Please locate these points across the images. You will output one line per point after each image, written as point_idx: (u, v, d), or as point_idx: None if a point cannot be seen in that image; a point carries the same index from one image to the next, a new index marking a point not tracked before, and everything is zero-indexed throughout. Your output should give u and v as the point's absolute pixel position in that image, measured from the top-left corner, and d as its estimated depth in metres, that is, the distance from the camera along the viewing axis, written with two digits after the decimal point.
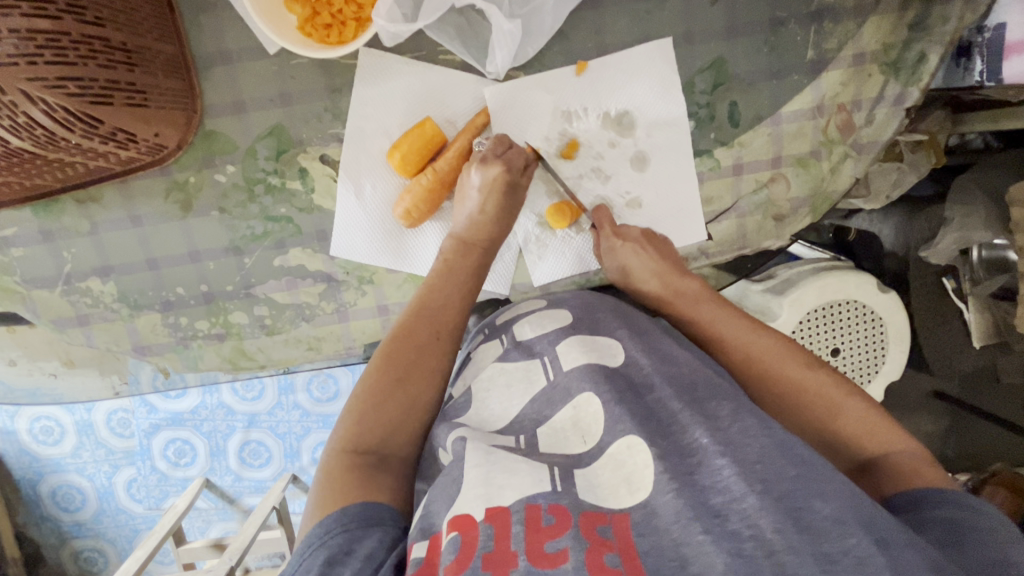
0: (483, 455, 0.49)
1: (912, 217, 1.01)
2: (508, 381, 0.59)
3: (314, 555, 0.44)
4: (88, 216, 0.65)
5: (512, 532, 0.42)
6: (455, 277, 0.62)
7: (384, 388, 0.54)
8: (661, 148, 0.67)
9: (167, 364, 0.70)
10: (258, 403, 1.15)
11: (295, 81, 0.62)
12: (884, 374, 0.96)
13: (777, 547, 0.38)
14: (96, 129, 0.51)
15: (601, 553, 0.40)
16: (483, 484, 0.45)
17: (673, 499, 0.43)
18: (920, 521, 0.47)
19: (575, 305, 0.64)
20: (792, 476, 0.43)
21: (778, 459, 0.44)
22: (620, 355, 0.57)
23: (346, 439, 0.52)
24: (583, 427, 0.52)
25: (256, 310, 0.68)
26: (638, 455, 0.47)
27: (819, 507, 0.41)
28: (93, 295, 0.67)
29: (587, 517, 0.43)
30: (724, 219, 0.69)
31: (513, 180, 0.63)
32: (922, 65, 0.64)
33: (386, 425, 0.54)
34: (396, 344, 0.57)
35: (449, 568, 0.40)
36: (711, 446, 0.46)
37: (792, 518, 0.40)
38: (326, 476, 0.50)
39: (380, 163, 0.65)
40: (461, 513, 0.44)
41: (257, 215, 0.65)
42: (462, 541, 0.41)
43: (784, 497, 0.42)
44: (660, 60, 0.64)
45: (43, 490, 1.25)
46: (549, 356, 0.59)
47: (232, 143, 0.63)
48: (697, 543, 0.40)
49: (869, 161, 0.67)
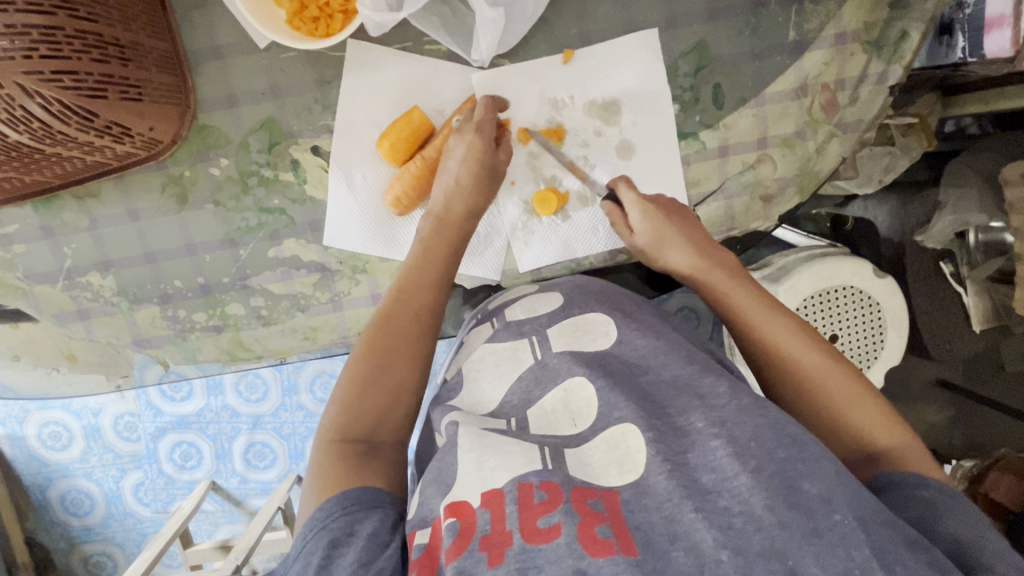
0: (476, 439, 0.48)
1: (907, 202, 1.00)
2: (497, 361, 0.60)
3: (317, 537, 0.44)
4: (86, 212, 0.66)
5: (506, 512, 0.42)
6: (434, 258, 0.62)
7: (369, 374, 0.54)
8: (647, 133, 0.67)
9: (166, 356, 0.71)
10: (262, 404, 1.17)
11: (284, 74, 0.64)
12: (883, 360, 0.95)
13: (767, 523, 0.39)
14: (92, 123, 0.53)
15: (592, 526, 0.40)
16: (477, 469, 0.45)
17: (664, 480, 0.43)
18: (899, 502, 0.47)
19: (568, 289, 0.65)
20: (781, 458, 0.43)
21: (772, 435, 0.44)
22: (611, 333, 0.58)
23: (334, 428, 0.52)
24: (574, 410, 0.52)
25: (252, 301, 0.69)
26: (632, 441, 0.47)
27: (808, 487, 0.41)
28: (93, 289, 0.68)
29: (578, 492, 0.44)
30: (711, 201, 0.70)
31: (489, 148, 0.64)
32: (904, 42, 0.64)
33: (373, 409, 0.53)
34: (377, 331, 0.57)
35: (449, 552, 0.41)
36: (706, 429, 0.46)
37: (783, 494, 0.41)
38: (319, 467, 0.49)
39: (370, 152, 0.66)
40: (459, 499, 0.44)
41: (251, 208, 0.67)
42: (461, 527, 0.42)
43: (776, 475, 0.42)
44: (643, 45, 0.65)
45: (53, 495, 1.27)
46: (538, 337, 0.60)
47: (225, 138, 0.65)
48: (687, 521, 0.41)
49: (855, 140, 0.67)
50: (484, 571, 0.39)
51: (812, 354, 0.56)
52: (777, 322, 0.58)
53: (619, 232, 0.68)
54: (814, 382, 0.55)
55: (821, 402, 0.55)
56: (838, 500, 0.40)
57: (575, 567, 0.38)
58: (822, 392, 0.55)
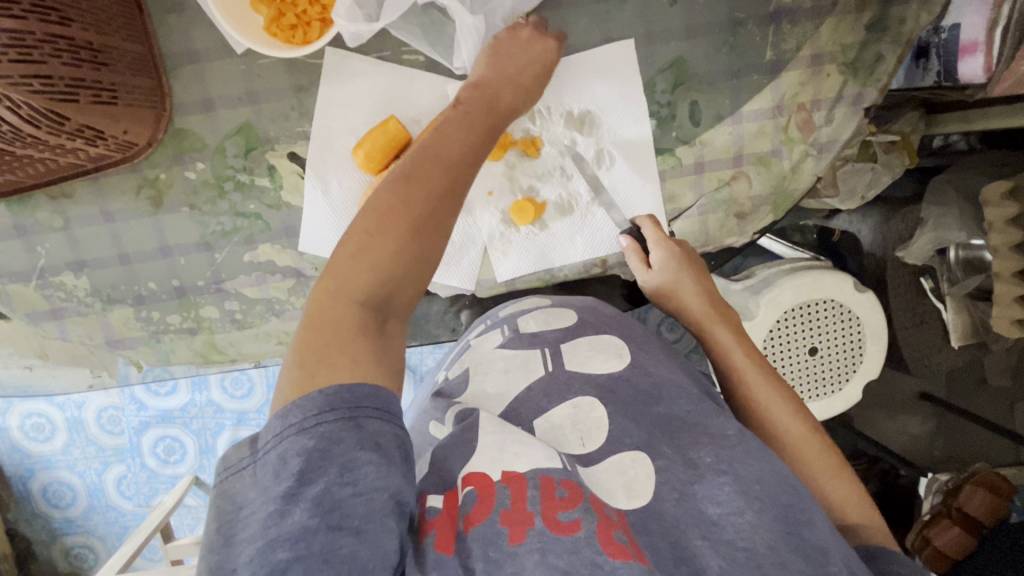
0: (498, 424, 0.51)
1: (889, 217, 1.01)
2: (507, 366, 0.60)
3: (326, 428, 0.40)
4: (61, 212, 0.66)
5: (527, 496, 0.43)
6: (471, 136, 0.54)
7: (390, 237, 0.47)
8: (624, 148, 0.68)
9: (139, 357, 0.71)
10: (246, 401, 1.16)
11: (262, 80, 0.64)
12: (862, 373, 0.96)
13: (765, 561, 0.42)
14: (63, 126, 0.52)
15: (609, 528, 0.42)
16: (499, 450, 0.47)
17: (672, 508, 0.46)
18: (879, 568, 0.49)
19: (579, 307, 0.65)
20: (784, 503, 0.45)
21: (776, 483, 0.46)
22: (625, 355, 0.59)
23: (344, 277, 0.46)
24: (583, 429, 0.53)
25: (227, 305, 0.70)
26: (640, 467, 0.49)
27: (810, 535, 0.44)
28: (67, 289, 0.68)
29: (594, 497, 0.45)
30: (681, 219, 0.71)
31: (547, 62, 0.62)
32: (879, 65, 0.65)
33: (388, 272, 0.47)
34: (403, 187, 0.49)
35: (470, 521, 0.43)
36: (714, 465, 0.48)
37: (786, 536, 0.43)
38: (321, 318, 0.45)
39: (346, 160, 0.66)
40: (477, 470, 0.46)
41: (226, 212, 0.67)
42: (480, 496, 0.44)
43: (779, 516, 0.44)
44: (622, 57, 0.65)
45: (34, 487, 1.27)
46: (550, 349, 0.60)
47: (201, 141, 0.65)
48: (693, 547, 0.44)
49: (829, 160, 0.68)
50: (505, 546, 0.41)
51: (799, 424, 0.60)
52: (774, 390, 0.62)
53: (633, 266, 0.69)
54: (797, 449, 0.59)
55: (804, 471, 0.58)
56: (833, 551, 0.43)
57: (592, 559, 0.40)
58: (804, 459, 0.58)
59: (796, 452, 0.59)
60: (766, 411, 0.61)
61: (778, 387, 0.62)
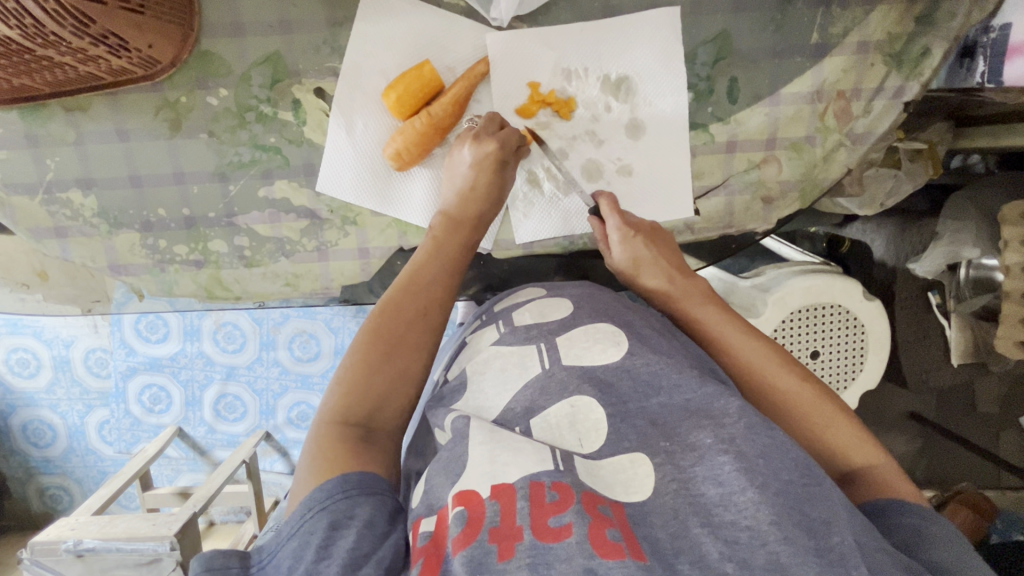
0: (489, 433, 0.48)
1: (904, 229, 0.93)
2: (504, 364, 0.58)
3: (316, 518, 0.41)
4: (74, 125, 0.64)
5: (517, 507, 0.41)
6: (442, 255, 0.60)
7: (377, 357, 0.52)
8: (657, 119, 0.66)
9: (141, 286, 0.69)
10: (238, 356, 1.14)
11: (296, 8, 0.62)
12: (862, 381, 0.91)
13: (771, 538, 0.39)
14: (87, 29, 0.50)
15: (603, 527, 0.40)
16: (488, 462, 0.45)
17: (671, 500, 0.43)
18: (887, 524, 0.48)
19: (577, 296, 0.64)
20: (785, 480, 0.43)
21: (778, 457, 0.44)
22: (623, 343, 0.57)
23: (335, 411, 0.49)
24: (581, 430, 0.50)
25: (236, 240, 0.68)
26: (639, 468, 0.46)
27: (811, 511, 0.42)
28: (73, 208, 0.66)
29: (588, 496, 0.43)
30: (712, 195, 0.69)
31: (504, 157, 0.62)
32: (925, 59, 0.64)
33: (374, 395, 0.50)
34: (384, 315, 0.54)
35: (457, 542, 0.40)
36: (715, 445, 0.45)
37: (791, 514, 0.41)
38: (318, 451, 0.46)
39: (373, 102, 0.65)
40: (467, 488, 0.43)
41: (245, 142, 0.65)
42: (468, 518, 0.41)
43: (782, 493, 0.42)
44: (664, 23, 0.64)
45: (14, 423, 1.24)
46: (545, 344, 0.58)
47: (227, 67, 0.63)
48: (693, 535, 0.41)
49: (862, 152, 0.67)
50: (493, 564, 0.38)
51: (789, 377, 0.57)
52: (755, 347, 0.59)
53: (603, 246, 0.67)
54: (792, 406, 0.56)
55: (805, 427, 0.56)
56: (839, 524, 0.41)
57: (585, 566, 0.37)
58: (803, 412, 0.56)
59: (790, 408, 0.56)
60: (756, 375, 0.58)
61: (762, 343, 0.59)
